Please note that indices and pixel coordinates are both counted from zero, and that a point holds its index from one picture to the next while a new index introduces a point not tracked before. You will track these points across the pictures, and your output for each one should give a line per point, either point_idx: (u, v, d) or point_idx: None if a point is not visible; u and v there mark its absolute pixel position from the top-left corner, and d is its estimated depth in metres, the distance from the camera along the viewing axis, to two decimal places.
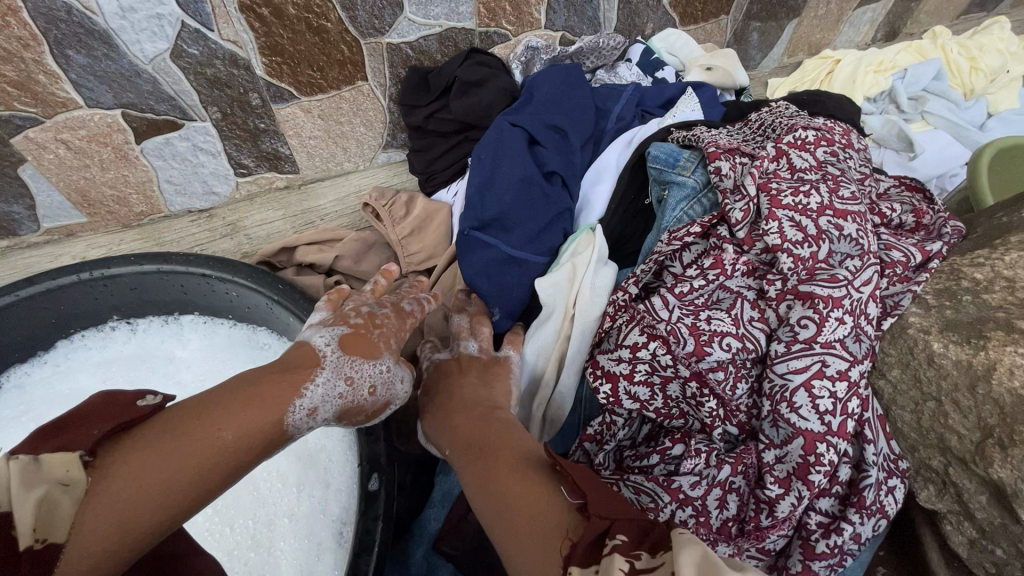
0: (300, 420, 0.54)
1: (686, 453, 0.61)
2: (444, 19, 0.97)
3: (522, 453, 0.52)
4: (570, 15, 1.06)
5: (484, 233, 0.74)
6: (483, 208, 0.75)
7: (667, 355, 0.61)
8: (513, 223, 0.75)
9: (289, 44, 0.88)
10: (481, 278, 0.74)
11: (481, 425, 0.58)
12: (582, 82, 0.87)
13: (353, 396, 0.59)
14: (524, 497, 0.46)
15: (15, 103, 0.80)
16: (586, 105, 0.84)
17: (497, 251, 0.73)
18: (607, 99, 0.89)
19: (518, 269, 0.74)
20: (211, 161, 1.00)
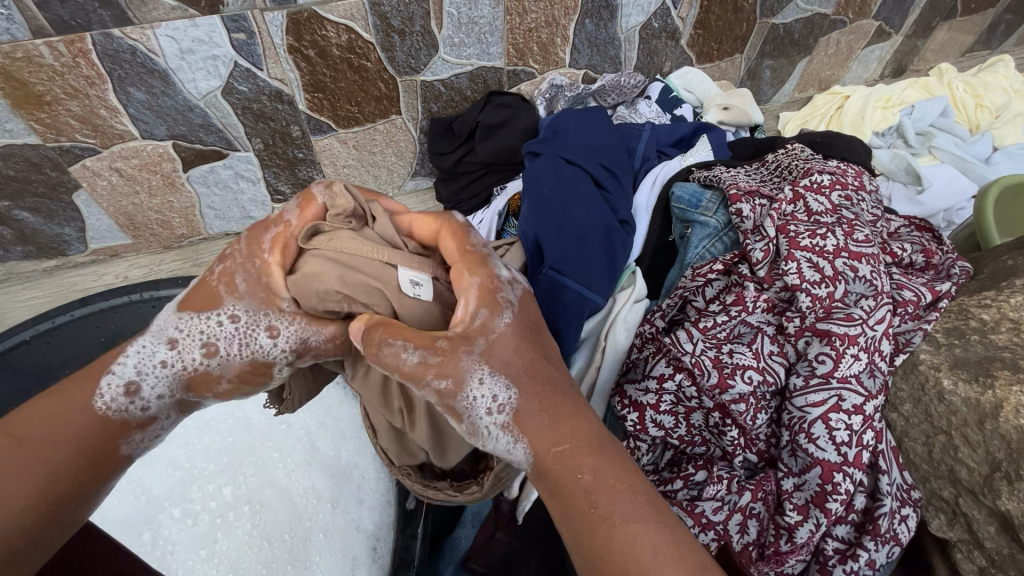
0: (133, 415, 0.47)
1: (709, 479, 0.65)
2: (475, 59, 1.01)
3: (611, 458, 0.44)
4: (593, 54, 1.09)
5: (561, 273, 0.71)
6: (562, 248, 0.73)
7: (692, 387, 0.64)
8: (583, 264, 0.72)
9: (330, 81, 0.94)
10: (562, 324, 0.71)
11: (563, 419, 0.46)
12: (610, 123, 0.92)
13: (226, 372, 0.49)
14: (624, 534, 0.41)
15: (76, 135, 0.86)
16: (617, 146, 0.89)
17: (573, 291, 0.71)
18: (631, 138, 0.94)
19: (587, 310, 0.72)
20: (250, 188, 1.06)
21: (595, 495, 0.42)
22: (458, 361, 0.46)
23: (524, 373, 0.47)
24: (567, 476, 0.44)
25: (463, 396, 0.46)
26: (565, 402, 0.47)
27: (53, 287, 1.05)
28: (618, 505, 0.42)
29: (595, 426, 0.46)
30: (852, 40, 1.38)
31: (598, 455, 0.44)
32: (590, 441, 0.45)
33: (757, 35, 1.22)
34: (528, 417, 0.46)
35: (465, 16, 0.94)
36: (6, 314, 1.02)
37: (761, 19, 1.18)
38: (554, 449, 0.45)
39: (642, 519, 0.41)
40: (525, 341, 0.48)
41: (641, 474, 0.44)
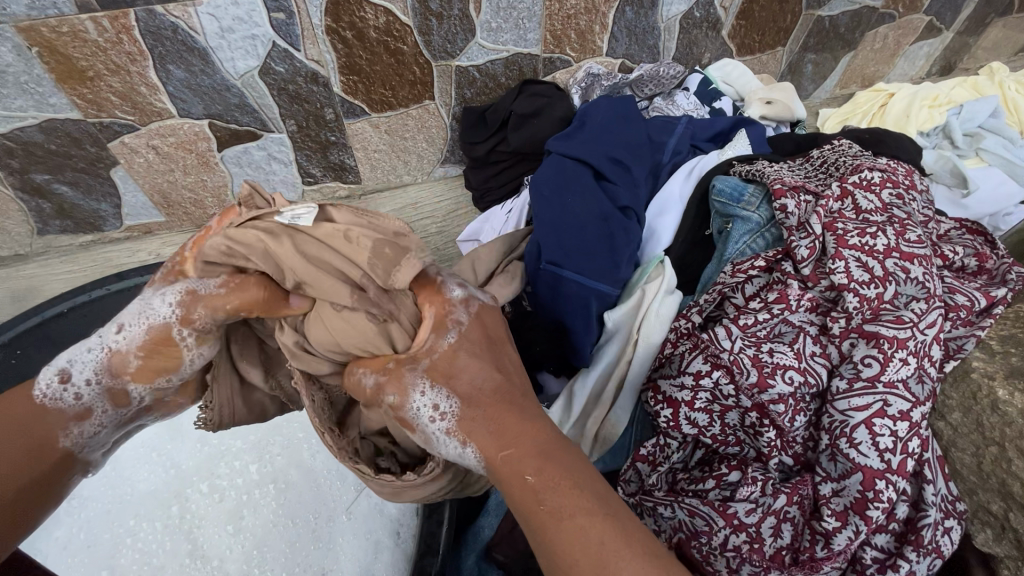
0: (66, 402, 0.56)
1: (742, 480, 0.63)
2: (511, 45, 0.99)
3: (550, 445, 0.47)
4: (631, 43, 1.06)
5: (559, 268, 0.74)
6: (561, 245, 0.75)
7: (730, 385, 0.62)
8: (585, 258, 0.74)
9: (366, 64, 0.93)
10: (565, 314, 0.74)
11: (503, 424, 0.48)
12: (639, 116, 0.90)
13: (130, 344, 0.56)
14: (574, 530, 0.42)
15: (116, 111, 0.87)
16: (641, 137, 0.87)
17: (576, 284, 0.73)
18: (661, 131, 0.92)
19: (591, 301, 0.74)
20: (282, 170, 1.06)
21: (543, 494, 0.44)
22: (403, 376, 0.50)
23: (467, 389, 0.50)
24: (513, 476, 0.46)
25: (407, 409, 0.50)
26: (510, 413, 0.49)
27: (89, 261, 1.07)
28: (567, 502, 0.43)
29: (539, 432, 0.47)
30: (901, 35, 1.33)
31: (542, 456, 0.46)
32: (535, 445, 0.46)
33: (802, 28, 1.18)
34: (471, 418, 0.49)
35: (504, 1, 0.92)
36: (42, 287, 1.05)
37: (807, 11, 1.15)
38: (501, 454, 0.47)
39: (589, 513, 0.43)
40: (470, 360, 0.51)
41: (583, 469, 0.46)
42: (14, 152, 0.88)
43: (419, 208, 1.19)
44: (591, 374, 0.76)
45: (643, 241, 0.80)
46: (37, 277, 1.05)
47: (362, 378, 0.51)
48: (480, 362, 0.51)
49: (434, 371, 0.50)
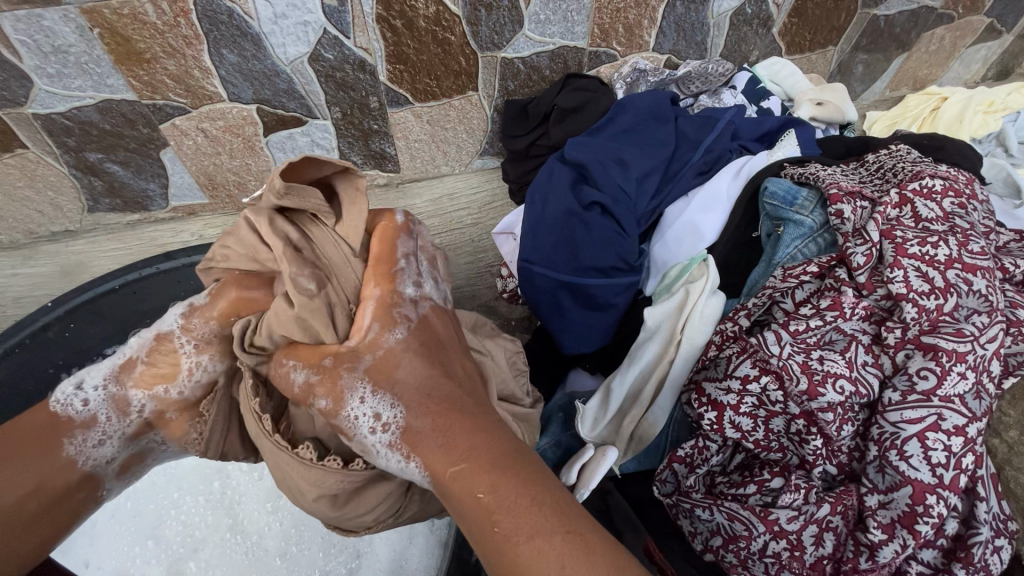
0: (75, 408, 0.61)
1: (785, 487, 0.62)
2: (558, 38, 0.98)
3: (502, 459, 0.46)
4: (679, 39, 1.04)
5: (530, 264, 0.85)
6: (537, 242, 0.85)
7: (778, 391, 0.62)
8: (554, 254, 0.83)
9: (413, 53, 0.93)
10: (541, 303, 0.86)
11: (451, 441, 0.48)
12: (670, 117, 0.93)
13: (145, 355, 0.63)
14: (528, 551, 0.41)
15: (170, 93, 0.89)
16: (661, 138, 0.90)
17: (545, 277, 0.83)
18: (699, 128, 0.91)
19: (559, 293, 0.84)
20: (324, 156, 1.07)
21: (495, 513, 0.43)
22: (339, 381, 0.53)
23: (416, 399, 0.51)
24: (465, 494, 0.45)
25: (347, 416, 0.53)
26: (458, 423, 0.49)
27: (134, 240, 1.10)
28: (520, 522, 0.42)
29: (486, 442, 0.47)
30: (958, 37, 1.29)
31: (494, 473, 0.45)
32: (487, 459, 0.46)
33: (856, 27, 1.14)
34: (416, 424, 0.51)
35: None
36: (90, 262, 1.09)
37: (862, 9, 1.11)
38: (450, 470, 0.47)
39: (548, 532, 0.41)
40: (413, 364, 0.53)
41: (539, 486, 0.44)
42: (72, 131, 0.91)
43: (456, 200, 1.19)
44: (629, 372, 0.75)
45: (684, 232, 0.78)
46: (85, 253, 1.09)
47: (293, 374, 0.55)
48: (425, 370, 0.53)
49: (375, 373, 0.53)
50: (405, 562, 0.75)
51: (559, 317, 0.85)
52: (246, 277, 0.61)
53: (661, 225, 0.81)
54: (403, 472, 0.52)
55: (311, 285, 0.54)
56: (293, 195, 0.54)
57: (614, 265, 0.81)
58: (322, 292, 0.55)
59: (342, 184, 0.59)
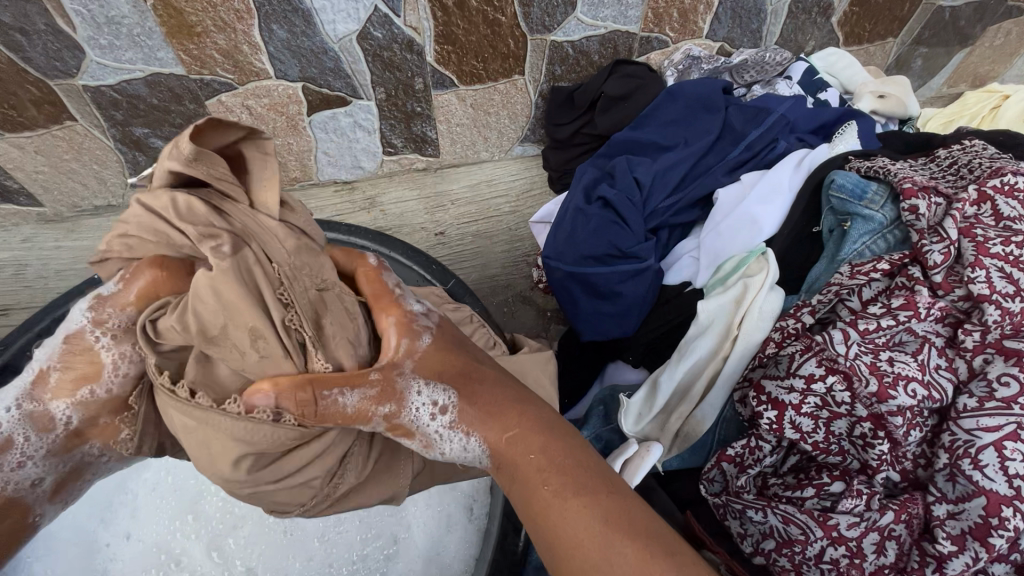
0: None
1: (846, 492, 0.60)
2: (610, 22, 0.95)
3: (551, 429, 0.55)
4: (734, 27, 1.01)
5: (548, 258, 0.86)
6: (556, 237, 0.86)
7: (845, 392, 0.59)
8: (572, 248, 0.83)
9: (462, 34, 0.91)
10: (559, 297, 0.86)
11: (504, 416, 0.56)
12: (721, 106, 0.88)
13: (56, 361, 0.57)
14: (577, 513, 0.49)
15: (217, 68, 0.89)
16: (704, 131, 0.86)
17: (558, 272, 0.84)
18: (747, 120, 0.85)
19: (570, 287, 0.84)
20: (365, 138, 1.06)
21: (548, 476, 0.52)
22: (395, 384, 0.56)
23: (465, 385, 0.58)
24: (518, 457, 0.54)
25: (408, 412, 0.56)
26: (508, 399, 0.57)
27: None
28: (572, 484, 0.51)
29: (536, 422, 0.55)
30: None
31: (545, 442, 0.54)
32: (537, 433, 0.54)
33: (919, 18, 1.10)
34: (466, 405, 0.57)
35: None
36: None
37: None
38: (505, 437, 0.55)
39: (595, 495, 0.50)
40: (462, 362, 0.59)
41: (583, 456, 0.54)
42: (120, 104, 0.91)
43: (495, 186, 1.18)
44: (678, 366, 0.73)
45: (742, 223, 0.75)
46: None
47: (343, 399, 0.52)
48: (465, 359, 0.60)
49: (422, 367, 0.58)
50: (444, 549, 0.73)
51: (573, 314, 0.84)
52: (167, 261, 0.56)
53: (715, 215, 0.78)
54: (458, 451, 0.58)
55: (225, 248, 0.51)
56: (202, 164, 0.52)
57: (609, 252, 0.81)
58: (236, 256, 0.51)
59: (252, 152, 0.56)
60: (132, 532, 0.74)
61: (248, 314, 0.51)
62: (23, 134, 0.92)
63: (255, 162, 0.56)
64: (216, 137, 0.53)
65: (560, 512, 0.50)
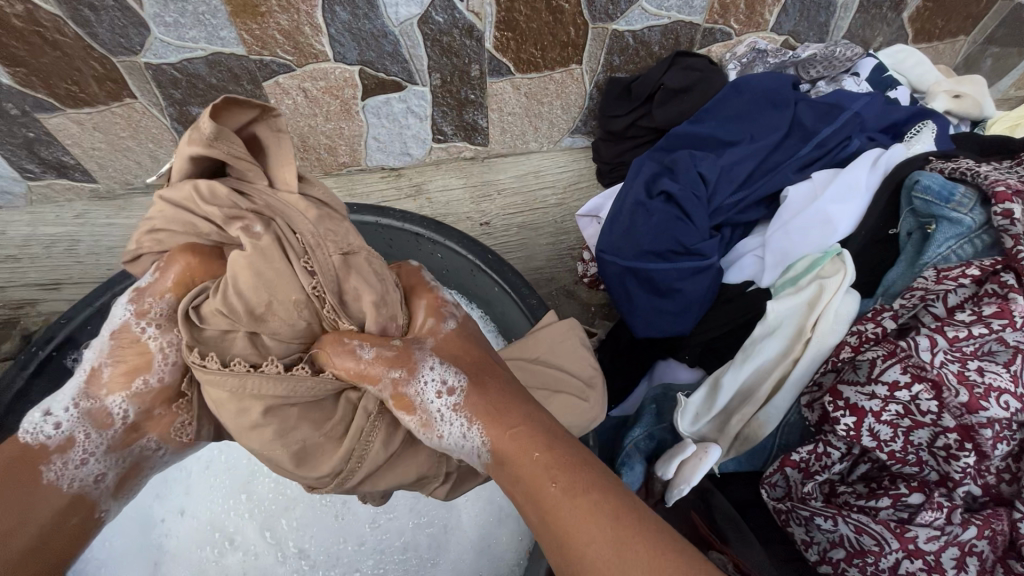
0: (49, 433, 0.57)
1: (926, 504, 0.57)
2: (674, 12, 0.93)
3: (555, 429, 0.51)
4: (801, 20, 0.98)
5: (605, 252, 0.84)
6: (614, 231, 0.84)
7: (931, 401, 0.57)
8: (631, 243, 0.81)
9: (524, 20, 0.90)
10: (615, 291, 0.84)
11: (509, 411, 0.53)
12: (790, 101, 0.85)
13: (109, 359, 0.59)
14: (585, 513, 0.44)
15: (278, 49, 0.88)
16: (772, 127, 0.83)
17: (615, 266, 0.82)
18: (818, 118, 0.83)
19: (627, 283, 0.82)
20: (416, 124, 1.05)
21: (552, 471, 0.46)
22: (412, 354, 0.57)
23: (475, 379, 0.56)
24: (522, 455, 0.49)
25: (415, 384, 0.56)
26: (511, 395, 0.55)
27: None
28: (579, 479, 0.46)
29: (537, 422, 0.52)
30: None
31: (550, 439, 0.49)
32: (539, 430, 0.51)
33: (994, 16, 1.05)
34: (476, 394, 0.55)
35: None
36: None
37: None
38: (509, 433, 0.51)
39: (602, 491, 0.45)
40: (472, 357, 0.59)
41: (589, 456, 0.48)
42: (179, 83, 0.91)
43: (542, 178, 1.16)
44: (743, 367, 0.71)
45: (814, 223, 0.73)
46: None
47: (359, 349, 0.56)
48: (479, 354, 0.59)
49: (439, 351, 0.59)
50: (495, 540, 0.72)
51: (629, 309, 0.83)
52: (201, 248, 0.60)
53: (785, 212, 0.77)
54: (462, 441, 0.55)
55: (255, 229, 0.55)
56: (222, 143, 0.53)
57: (673, 248, 0.78)
58: (260, 235, 0.56)
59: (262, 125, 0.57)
60: (187, 509, 0.75)
61: (289, 289, 0.56)
62: (83, 111, 0.93)
63: (267, 140, 0.58)
64: (234, 120, 0.55)
65: (567, 511, 0.44)
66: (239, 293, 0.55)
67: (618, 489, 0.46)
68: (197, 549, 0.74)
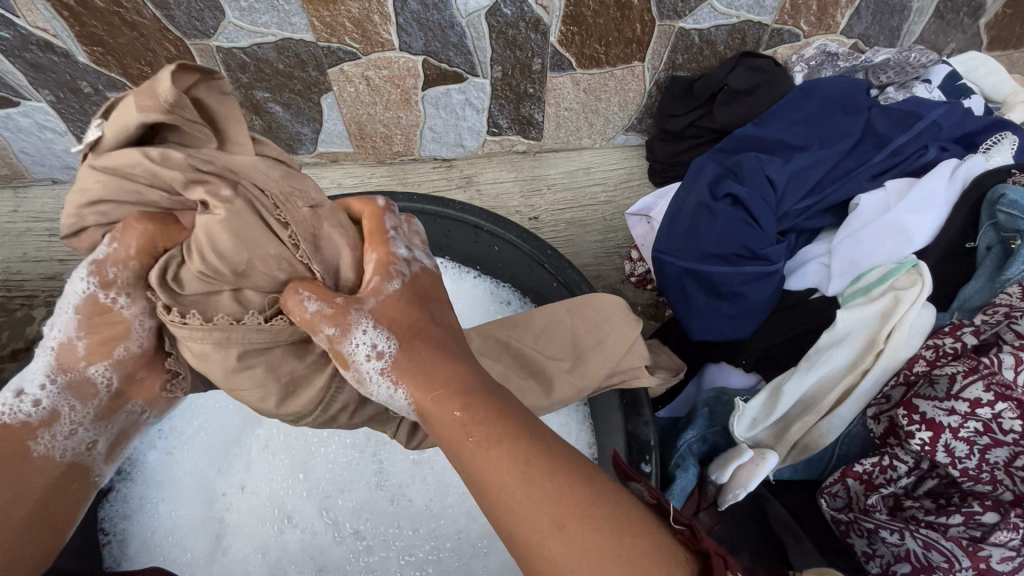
0: (26, 409, 0.51)
1: (1000, 524, 0.57)
2: (744, 11, 0.91)
3: (474, 381, 0.45)
4: (873, 23, 0.96)
5: (663, 255, 0.83)
6: (674, 234, 0.83)
7: (1015, 421, 0.56)
8: (693, 247, 0.81)
9: (591, 16, 0.88)
10: (672, 294, 0.83)
11: (428, 364, 0.46)
12: (863, 107, 0.83)
13: (76, 330, 0.51)
14: (509, 472, 0.39)
15: (346, 37, 0.89)
16: (844, 133, 0.82)
17: (675, 270, 0.82)
18: (892, 125, 0.82)
19: (686, 285, 0.81)
20: (473, 116, 1.06)
21: (472, 427, 0.41)
22: (349, 309, 0.48)
23: (404, 330, 0.48)
24: (441, 414, 0.43)
25: (347, 346, 0.47)
26: (432, 342, 0.48)
27: None
28: (501, 434, 0.41)
29: (460, 372, 0.45)
30: None
31: (471, 394, 0.43)
32: (465, 387, 0.44)
33: None
34: (405, 356, 0.47)
35: None
36: None
37: None
38: (429, 393, 0.44)
39: (524, 445, 0.40)
40: (403, 309, 0.49)
41: (513, 408, 0.43)
42: (247, 67, 0.92)
43: (594, 174, 1.16)
44: (806, 376, 0.70)
45: (888, 232, 0.73)
46: None
47: (304, 301, 0.47)
48: (407, 300, 0.50)
49: (379, 309, 0.48)
50: None
51: (687, 313, 0.82)
52: (159, 216, 0.49)
53: (855, 221, 0.77)
54: (392, 402, 0.48)
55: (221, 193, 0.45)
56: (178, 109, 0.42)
57: (739, 253, 0.78)
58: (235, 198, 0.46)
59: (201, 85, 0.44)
60: (246, 484, 0.77)
61: (270, 248, 0.47)
62: None
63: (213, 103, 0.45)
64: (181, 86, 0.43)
65: (491, 472, 0.39)
66: (219, 257, 0.46)
67: (542, 437, 0.42)
68: (256, 525, 0.76)
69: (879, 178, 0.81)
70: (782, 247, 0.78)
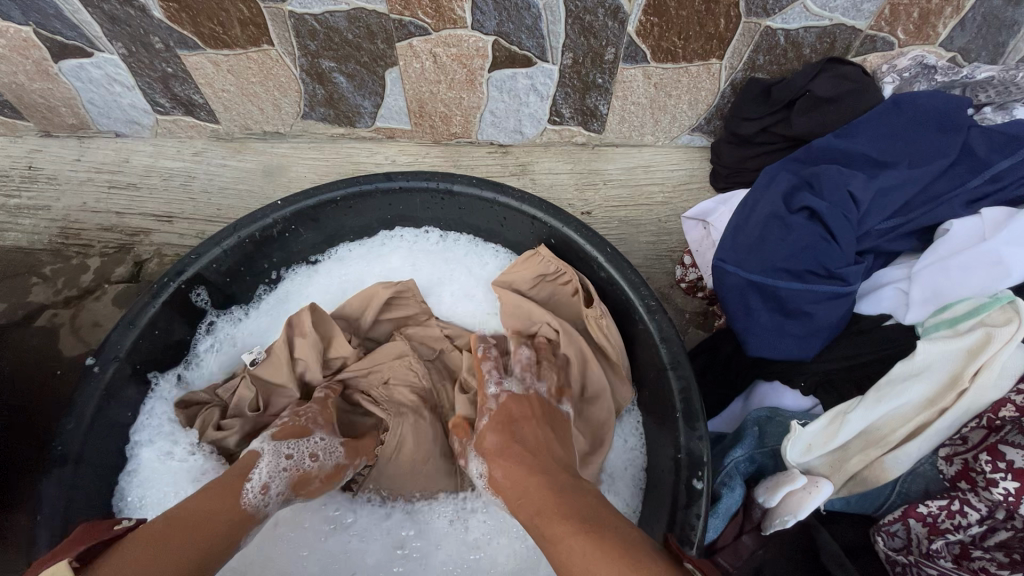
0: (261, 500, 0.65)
1: None
2: (838, 14, 0.85)
3: (545, 484, 0.61)
4: (977, 37, 0.89)
5: (725, 264, 0.79)
6: (740, 242, 0.79)
7: None
8: (762, 257, 0.77)
9: (674, 7, 0.83)
10: (730, 303, 0.79)
11: (515, 481, 0.64)
12: (964, 126, 0.78)
13: (316, 467, 0.71)
14: (572, 556, 0.51)
15: (418, 11, 0.86)
16: (939, 153, 0.77)
17: (737, 279, 0.78)
18: (993, 149, 0.77)
19: (747, 296, 0.77)
20: (536, 103, 1.03)
21: (545, 528, 0.56)
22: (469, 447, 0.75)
23: (496, 453, 0.68)
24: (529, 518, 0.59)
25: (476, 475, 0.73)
26: (516, 453, 0.66)
27: (334, 152, 1.14)
28: (560, 523, 0.55)
29: (538, 477, 0.62)
30: None
31: (542, 496, 0.59)
32: (545, 492, 0.59)
33: None
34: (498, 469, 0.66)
35: None
36: (291, 165, 1.14)
37: None
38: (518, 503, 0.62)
39: (576, 527, 0.53)
40: (496, 433, 0.70)
41: (571, 503, 0.57)
42: (317, 35, 0.90)
43: (652, 173, 1.12)
44: (877, 408, 0.66)
45: (982, 264, 0.70)
46: (288, 156, 1.14)
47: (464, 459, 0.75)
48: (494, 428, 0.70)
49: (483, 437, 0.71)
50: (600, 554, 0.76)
51: (746, 326, 0.77)
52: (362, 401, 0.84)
53: (943, 246, 0.74)
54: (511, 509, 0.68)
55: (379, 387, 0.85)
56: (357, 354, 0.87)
57: (812, 270, 0.74)
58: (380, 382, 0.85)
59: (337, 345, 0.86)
60: None
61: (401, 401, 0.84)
62: (222, 53, 0.94)
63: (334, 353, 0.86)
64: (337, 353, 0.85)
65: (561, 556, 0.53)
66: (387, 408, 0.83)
67: (591, 522, 0.54)
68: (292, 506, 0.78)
69: (972, 205, 0.77)
70: (859, 269, 0.74)
